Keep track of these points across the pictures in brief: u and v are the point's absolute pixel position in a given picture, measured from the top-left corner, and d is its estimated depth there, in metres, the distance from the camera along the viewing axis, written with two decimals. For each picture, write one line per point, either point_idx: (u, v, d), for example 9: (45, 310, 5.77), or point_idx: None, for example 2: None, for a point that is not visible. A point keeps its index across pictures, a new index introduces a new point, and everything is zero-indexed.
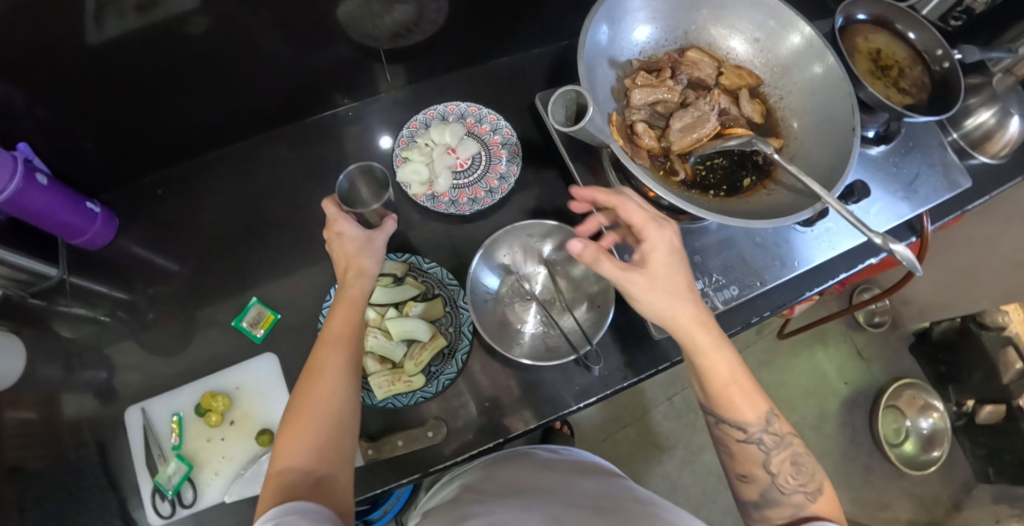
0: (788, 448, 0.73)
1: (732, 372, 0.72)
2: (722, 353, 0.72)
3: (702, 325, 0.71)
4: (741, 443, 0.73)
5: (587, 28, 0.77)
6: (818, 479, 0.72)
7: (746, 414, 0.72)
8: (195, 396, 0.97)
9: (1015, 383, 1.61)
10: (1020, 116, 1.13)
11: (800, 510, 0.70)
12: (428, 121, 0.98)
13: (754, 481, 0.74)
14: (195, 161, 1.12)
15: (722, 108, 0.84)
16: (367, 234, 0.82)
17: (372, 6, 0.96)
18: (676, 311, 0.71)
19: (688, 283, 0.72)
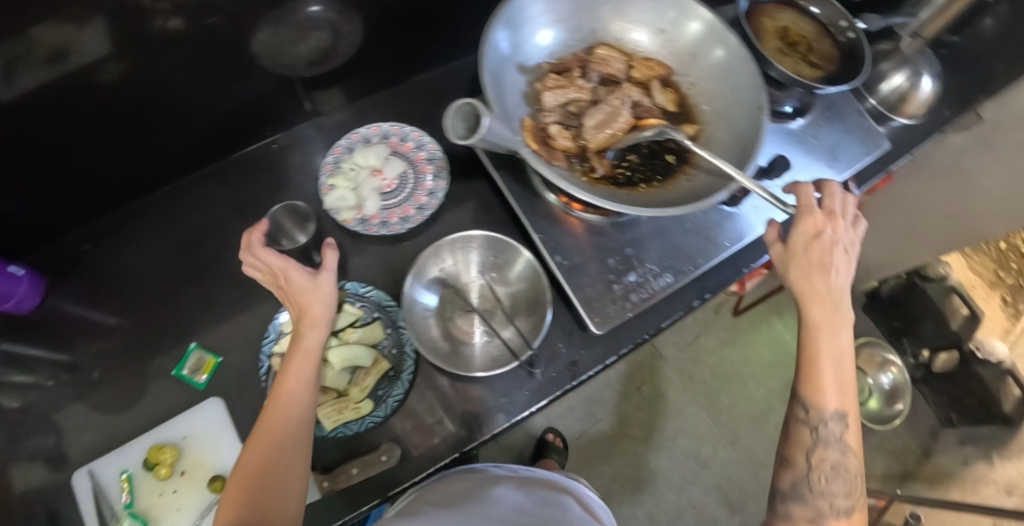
0: (840, 455, 0.73)
1: (838, 354, 0.75)
2: (829, 333, 0.76)
3: (819, 301, 0.77)
4: (799, 421, 0.76)
5: (489, 36, 0.78)
6: (852, 495, 0.72)
7: (824, 399, 0.74)
8: (142, 450, 0.93)
9: (963, 328, 1.70)
10: (929, 77, 1.22)
11: (820, 516, 0.72)
12: (353, 145, 0.98)
13: (793, 469, 0.75)
14: (125, 210, 1.10)
15: (637, 100, 0.86)
16: (314, 277, 0.79)
17: (285, 34, 0.97)
18: (803, 287, 0.79)
19: (819, 265, 0.78)
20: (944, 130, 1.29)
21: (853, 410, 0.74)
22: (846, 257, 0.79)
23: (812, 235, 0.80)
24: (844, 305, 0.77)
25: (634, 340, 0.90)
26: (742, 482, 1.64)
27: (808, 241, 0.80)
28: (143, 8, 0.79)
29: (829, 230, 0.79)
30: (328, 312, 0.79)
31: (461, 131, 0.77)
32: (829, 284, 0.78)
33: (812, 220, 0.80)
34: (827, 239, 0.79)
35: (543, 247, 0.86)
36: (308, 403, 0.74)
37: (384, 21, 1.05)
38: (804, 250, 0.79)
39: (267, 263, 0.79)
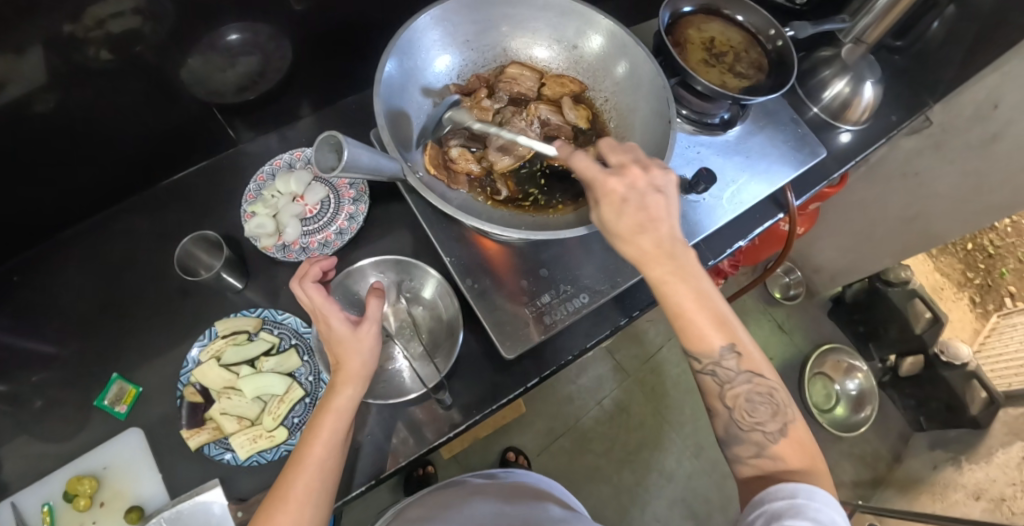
0: (744, 384, 0.68)
1: (698, 297, 0.68)
2: (682, 284, 0.67)
3: (655, 260, 0.68)
4: (698, 373, 0.70)
5: (388, 64, 0.85)
6: (781, 417, 0.67)
7: (707, 342, 0.68)
8: (63, 481, 0.94)
9: (927, 332, 1.68)
10: (871, 82, 1.14)
11: (762, 449, 0.67)
12: (275, 172, 1.04)
13: (717, 416, 0.70)
14: (55, 240, 1.08)
15: (544, 119, 0.93)
16: (355, 327, 0.78)
17: (214, 61, 0.98)
18: (631, 253, 0.69)
19: (637, 225, 0.68)
20: (891, 135, 1.21)
21: (741, 334, 0.68)
22: (662, 202, 0.70)
23: (617, 196, 0.69)
24: (679, 248, 0.69)
25: (558, 362, 0.94)
26: (707, 494, 1.63)
27: (619, 202, 0.69)
28: (76, 37, 0.82)
29: (626, 183, 0.70)
30: (366, 367, 0.78)
31: (330, 162, 0.72)
32: (656, 238, 0.68)
33: (611, 183, 0.69)
34: (633, 194, 0.69)
35: (454, 270, 0.87)
36: (330, 466, 0.74)
37: (310, 46, 1.06)
38: (618, 214, 0.69)
39: (312, 299, 0.77)
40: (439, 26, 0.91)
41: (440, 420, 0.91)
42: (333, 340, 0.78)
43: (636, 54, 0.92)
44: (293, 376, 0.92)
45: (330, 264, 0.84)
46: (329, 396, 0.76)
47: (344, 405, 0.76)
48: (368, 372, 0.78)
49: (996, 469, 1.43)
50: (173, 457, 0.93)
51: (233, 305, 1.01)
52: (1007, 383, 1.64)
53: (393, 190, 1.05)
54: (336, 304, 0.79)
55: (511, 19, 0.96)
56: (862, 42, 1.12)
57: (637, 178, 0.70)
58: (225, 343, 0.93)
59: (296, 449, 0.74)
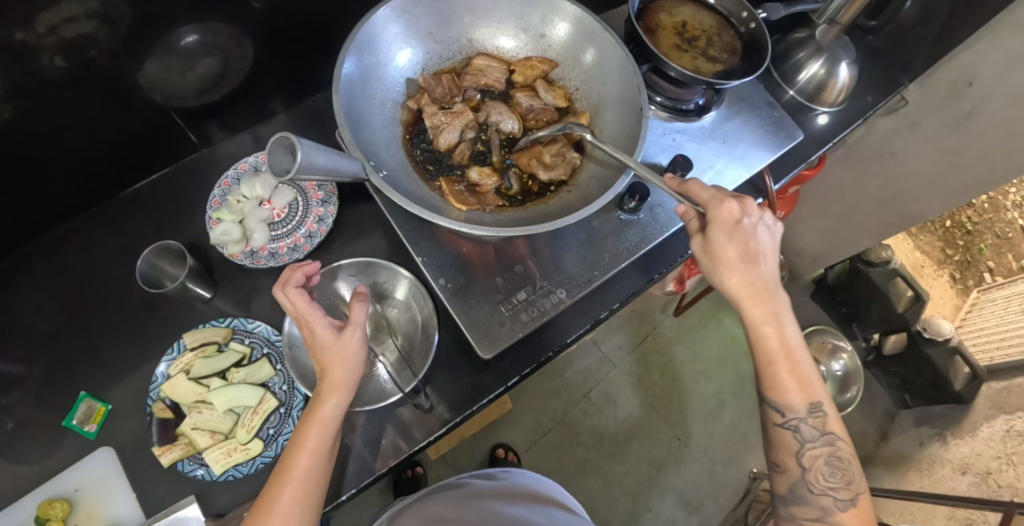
0: (828, 446, 0.73)
1: (785, 348, 0.74)
2: (775, 328, 0.74)
3: (756, 298, 0.75)
4: (778, 426, 0.74)
5: (346, 59, 0.83)
6: (852, 487, 0.73)
7: (790, 398, 0.73)
8: (35, 506, 0.91)
9: (909, 311, 1.67)
10: (847, 63, 1.12)
11: (826, 514, 0.72)
12: (240, 176, 1.03)
13: (786, 473, 0.75)
14: (13, 256, 1.04)
15: (526, 107, 0.93)
16: (338, 333, 0.75)
17: (173, 64, 0.95)
18: (734, 287, 0.75)
19: (743, 256, 0.74)
20: (868, 116, 1.20)
21: (825, 398, 0.74)
22: (769, 243, 0.76)
23: (732, 221, 0.74)
24: (776, 294, 0.75)
25: (537, 360, 0.92)
26: (698, 481, 1.63)
27: (731, 229, 0.74)
28: (29, 44, 0.79)
29: (747, 215, 0.74)
30: (351, 375, 0.76)
31: (284, 165, 0.69)
32: (759, 278, 0.75)
33: (728, 206, 0.74)
34: (749, 225, 0.74)
35: (426, 271, 0.85)
36: (316, 478, 0.73)
37: (270, 45, 1.02)
38: (728, 242, 0.74)
39: (294, 305, 0.75)
40: (399, 19, 0.88)
41: (419, 424, 0.89)
42: (320, 348, 0.75)
43: (601, 38, 0.91)
44: (266, 386, 0.90)
45: (315, 268, 0.80)
46: (314, 406, 0.75)
47: (330, 414, 0.74)
48: (354, 379, 0.76)
49: (981, 443, 1.45)
50: (145, 476, 0.90)
51: (202, 316, 0.98)
52: (989, 357, 1.65)
53: (362, 191, 1.03)
54: (320, 310, 0.76)
55: (472, 7, 0.93)
56: (835, 23, 1.11)
57: (753, 213, 0.75)
58: (194, 356, 0.91)
59: (281, 457, 0.74)
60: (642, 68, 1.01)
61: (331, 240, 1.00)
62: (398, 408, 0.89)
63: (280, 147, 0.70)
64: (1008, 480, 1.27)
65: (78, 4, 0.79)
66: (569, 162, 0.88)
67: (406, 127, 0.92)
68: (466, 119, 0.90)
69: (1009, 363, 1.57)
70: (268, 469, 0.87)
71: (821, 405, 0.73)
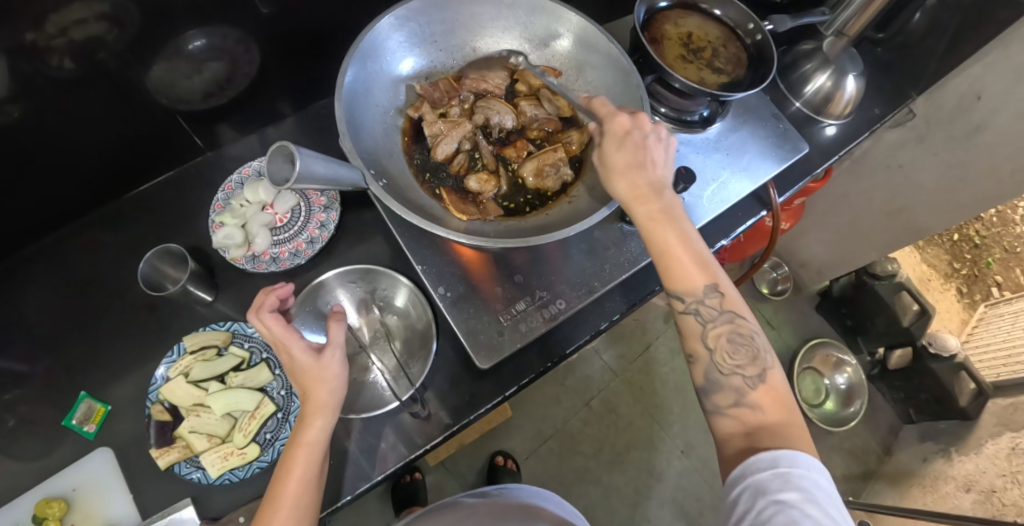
0: (727, 323, 0.70)
1: (679, 239, 0.72)
2: (666, 220, 0.73)
3: (642, 198, 0.74)
4: (680, 314, 0.72)
5: (349, 66, 0.83)
6: (758, 363, 0.69)
7: (688, 280, 0.71)
8: (33, 504, 0.92)
9: (915, 325, 1.66)
10: (854, 76, 1.11)
11: (740, 395, 0.67)
12: (244, 180, 1.03)
13: (698, 361, 0.71)
14: (20, 255, 1.05)
15: (529, 115, 0.93)
16: (318, 356, 0.76)
17: (180, 67, 0.95)
18: (625, 188, 0.75)
19: (632, 162, 0.75)
20: (875, 129, 1.19)
21: (724, 280, 0.72)
22: (661, 149, 0.76)
23: (622, 131, 0.77)
24: (667, 193, 0.75)
25: (535, 369, 0.92)
26: (698, 492, 1.62)
27: (621, 139, 0.77)
28: (38, 46, 0.80)
29: (638, 128, 0.77)
30: (334, 397, 0.76)
31: (284, 173, 0.70)
32: (649, 178, 0.74)
33: (620, 119, 0.77)
34: (638, 135, 0.76)
35: (426, 279, 0.85)
36: (307, 501, 0.73)
37: (277, 50, 1.03)
38: (619, 147, 0.76)
39: (270, 329, 0.76)
40: (404, 27, 0.89)
41: (417, 431, 0.89)
42: (299, 373, 0.76)
43: (605, 49, 0.91)
44: (264, 391, 0.90)
45: (289, 291, 0.82)
46: (298, 431, 0.75)
47: (316, 437, 0.75)
48: (337, 400, 0.77)
49: (985, 461, 1.43)
50: (143, 478, 0.91)
51: (204, 319, 0.98)
52: (994, 374, 1.63)
53: (366, 196, 1.03)
54: (297, 333, 0.77)
55: (475, 16, 0.93)
56: (843, 34, 1.14)
57: (645, 126, 0.77)
58: (193, 359, 0.91)
59: (269, 485, 0.74)
60: (646, 79, 1.00)
61: (334, 244, 1.00)
62: (395, 415, 0.89)
63: (279, 155, 0.71)
64: (1012, 499, 1.25)
65: (89, 6, 0.80)
66: (563, 175, 0.88)
67: (408, 134, 0.92)
68: (464, 129, 0.90)
69: (1017, 379, 1.55)
70: (264, 474, 0.87)
71: (719, 287, 0.71)
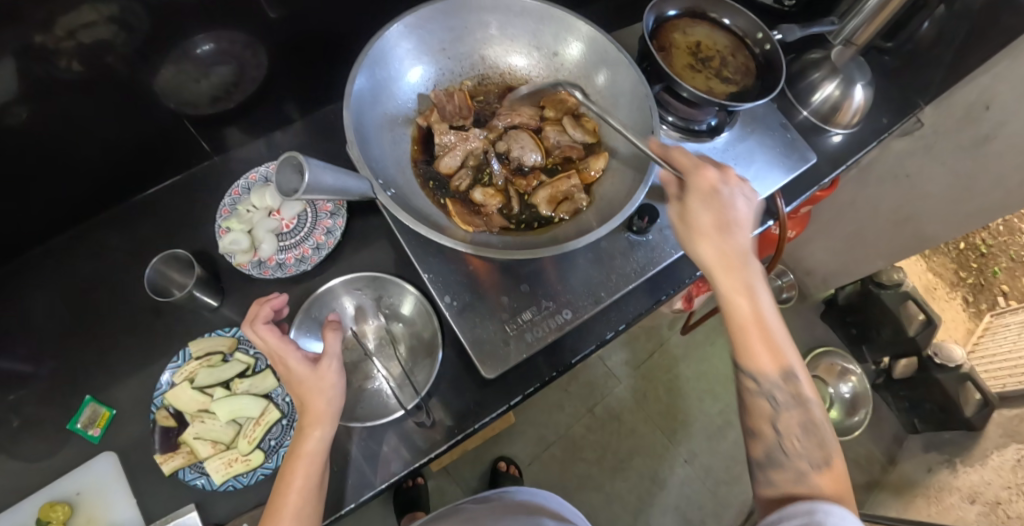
0: (801, 409, 0.71)
1: (758, 314, 0.72)
2: (747, 295, 0.72)
3: (727, 265, 0.73)
4: (751, 391, 0.72)
5: (358, 75, 0.83)
6: (826, 451, 0.69)
7: (763, 362, 0.71)
8: (36, 508, 0.92)
9: (920, 335, 1.65)
10: (862, 85, 1.11)
11: (803, 478, 0.68)
12: (251, 185, 1.03)
13: (761, 439, 0.72)
14: (27, 257, 1.05)
15: (553, 142, 0.92)
16: (314, 366, 0.76)
17: (188, 71, 0.95)
18: (709, 253, 0.74)
19: (718, 223, 0.74)
20: (883, 138, 1.19)
21: (798, 364, 0.72)
22: (746, 212, 0.76)
23: (709, 189, 0.75)
24: (751, 262, 0.74)
25: (540, 379, 0.92)
26: (700, 500, 1.61)
27: (707, 195, 0.75)
28: (47, 48, 0.80)
29: (724, 185, 0.76)
30: (332, 406, 0.76)
31: (292, 183, 0.69)
32: (734, 245, 0.73)
33: (706, 174, 0.75)
34: (726, 193, 0.75)
35: (432, 287, 0.85)
36: (308, 512, 0.73)
37: (285, 55, 1.03)
38: (703, 206, 0.74)
39: (266, 341, 0.77)
40: (412, 36, 0.89)
41: (421, 439, 0.88)
42: (297, 384, 0.77)
43: (613, 59, 0.91)
44: (269, 398, 0.90)
45: (282, 302, 0.82)
46: (297, 441, 0.75)
47: (314, 447, 0.75)
48: (336, 410, 0.77)
49: (990, 472, 1.42)
50: (147, 482, 0.91)
51: (209, 323, 0.98)
52: (1000, 384, 1.62)
53: (372, 203, 1.03)
54: (293, 345, 0.78)
55: (485, 25, 0.93)
56: (851, 44, 1.10)
57: (731, 183, 0.76)
58: (198, 365, 0.91)
59: (270, 497, 0.74)
60: (655, 87, 0.99)
61: (340, 251, 1.00)
62: (399, 423, 0.89)
63: (288, 166, 0.71)
64: (1018, 511, 1.24)
65: (98, 9, 0.80)
66: (578, 200, 0.87)
67: (417, 143, 0.92)
68: (470, 146, 0.90)
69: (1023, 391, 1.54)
70: (268, 481, 0.86)
71: (794, 371, 0.71)
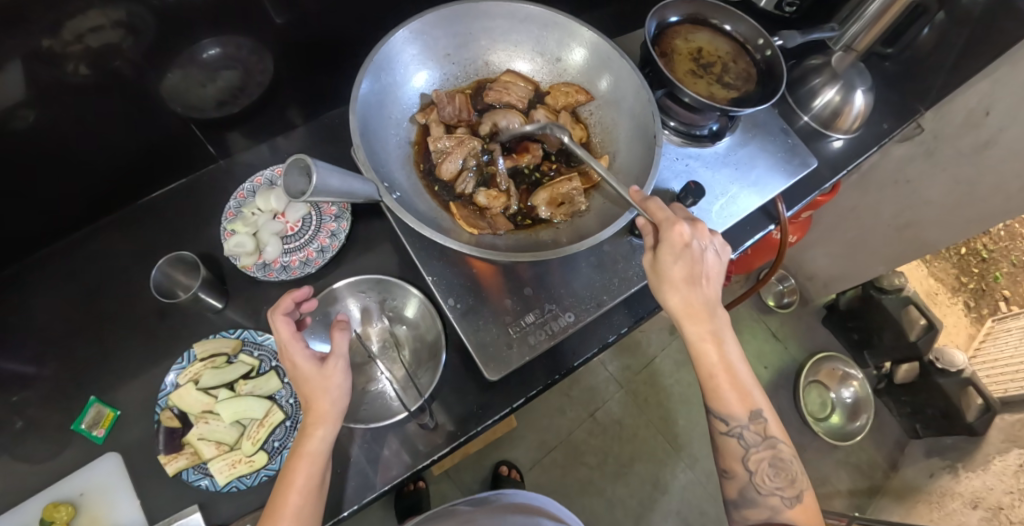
0: (769, 448, 0.77)
1: (725, 364, 0.77)
2: (715, 345, 0.77)
3: (695, 317, 0.76)
4: (723, 434, 0.78)
5: (363, 80, 0.84)
6: (795, 485, 0.76)
7: (733, 408, 0.77)
8: (40, 508, 0.92)
9: (922, 340, 1.65)
10: (863, 90, 1.11)
11: (774, 513, 0.75)
12: (256, 189, 1.04)
13: (734, 478, 0.78)
14: (32, 259, 1.06)
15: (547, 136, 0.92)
16: (321, 365, 0.76)
17: (194, 75, 0.96)
18: (679, 305, 0.77)
19: (688, 276, 0.76)
20: (883, 144, 1.19)
21: (765, 405, 0.77)
22: (715, 264, 0.78)
23: (681, 243, 0.75)
24: (717, 311, 0.78)
25: (542, 382, 0.92)
26: (702, 505, 1.61)
27: (680, 251, 0.75)
28: (55, 52, 0.81)
29: (696, 239, 0.76)
30: (336, 407, 0.76)
31: (300, 186, 0.70)
32: (704, 298, 0.77)
33: (680, 229, 0.75)
34: (696, 247, 0.76)
35: (436, 290, 0.86)
36: (307, 514, 0.74)
37: (291, 61, 1.04)
38: (675, 260, 0.75)
39: (280, 335, 0.77)
40: (417, 41, 0.90)
41: (422, 441, 0.89)
42: (302, 381, 0.77)
43: (616, 66, 0.92)
44: (273, 399, 0.91)
45: (305, 295, 0.83)
46: (301, 441, 0.76)
47: (317, 448, 0.75)
48: (340, 410, 0.77)
49: (992, 477, 1.42)
50: (150, 484, 0.91)
51: (213, 326, 0.99)
52: (1002, 389, 1.63)
53: (376, 206, 1.04)
54: (303, 342, 0.77)
55: (487, 30, 0.95)
56: (852, 50, 1.14)
57: (703, 238, 0.77)
58: (203, 366, 0.92)
59: (271, 496, 0.75)
60: (657, 93, 1.02)
61: (343, 255, 1.01)
62: (402, 425, 0.89)
63: (295, 169, 0.72)
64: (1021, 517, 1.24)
65: (106, 14, 0.81)
66: (578, 202, 0.87)
67: (420, 146, 0.93)
68: (468, 148, 0.90)
69: None
70: (271, 482, 0.87)
71: (760, 412, 0.77)
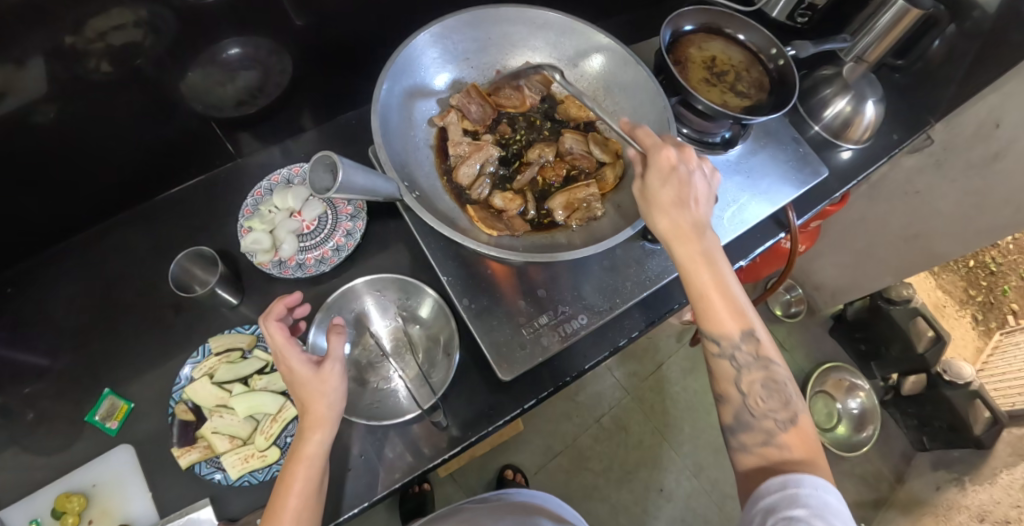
0: (761, 369, 0.72)
1: (717, 281, 0.73)
2: (707, 264, 0.73)
3: (683, 238, 0.74)
4: (715, 356, 0.73)
5: (385, 80, 0.86)
6: (790, 408, 0.70)
7: (726, 326, 0.72)
8: (51, 498, 0.93)
9: (929, 352, 1.64)
10: (873, 101, 1.12)
11: (770, 437, 0.69)
12: (273, 187, 1.06)
13: (728, 403, 0.73)
14: (50, 253, 1.07)
15: (568, 146, 0.94)
16: (318, 369, 0.77)
17: (214, 74, 0.98)
18: (666, 226, 0.75)
19: (677, 198, 0.74)
20: (894, 154, 1.19)
21: (760, 326, 0.73)
22: (705, 189, 0.77)
23: (668, 166, 0.75)
24: (708, 234, 0.75)
25: (553, 383, 0.93)
26: (706, 513, 1.60)
27: (667, 174, 0.75)
28: (76, 49, 0.82)
29: (682, 163, 0.76)
30: (333, 410, 0.76)
31: (325, 182, 0.72)
32: (692, 218, 0.74)
33: (666, 152, 0.76)
34: (683, 171, 0.75)
35: (451, 291, 0.87)
36: (307, 519, 0.73)
37: (309, 62, 1.05)
38: (662, 182, 0.75)
39: (273, 338, 0.77)
40: (439, 44, 0.92)
41: (433, 441, 0.89)
42: (296, 386, 0.77)
43: (634, 72, 0.93)
44: (287, 395, 0.93)
45: (297, 301, 0.84)
46: (297, 444, 0.76)
47: (315, 451, 0.75)
48: (336, 415, 0.77)
49: (1000, 491, 1.40)
50: (163, 478, 0.92)
51: (228, 321, 1.01)
52: (1010, 402, 1.62)
53: (391, 206, 1.05)
54: (299, 346, 0.78)
55: (507, 34, 0.96)
56: (863, 60, 1.14)
57: (691, 162, 0.76)
58: (218, 361, 0.93)
59: (269, 501, 0.74)
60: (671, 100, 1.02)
61: (358, 254, 1.02)
62: (413, 424, 0.89)
63: (320, 165, 0.74)
64: None
65: (127, 13, 0.82)
66: (594, 208, 0.88)
67: (439, 147, 0.94)
68: (486, 152, 0.92)
69: None
70: None
71: (754, 331, 0.73)
